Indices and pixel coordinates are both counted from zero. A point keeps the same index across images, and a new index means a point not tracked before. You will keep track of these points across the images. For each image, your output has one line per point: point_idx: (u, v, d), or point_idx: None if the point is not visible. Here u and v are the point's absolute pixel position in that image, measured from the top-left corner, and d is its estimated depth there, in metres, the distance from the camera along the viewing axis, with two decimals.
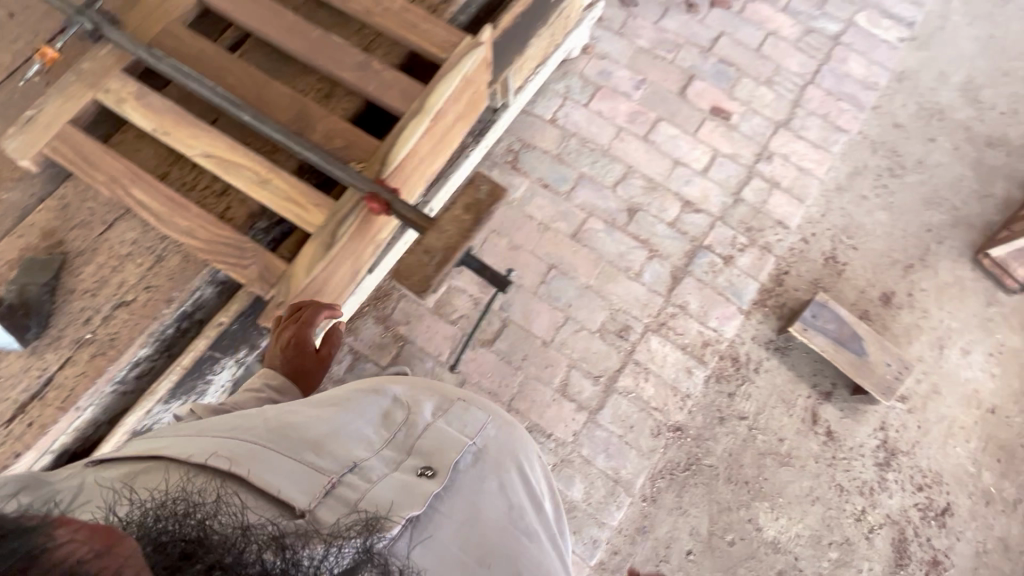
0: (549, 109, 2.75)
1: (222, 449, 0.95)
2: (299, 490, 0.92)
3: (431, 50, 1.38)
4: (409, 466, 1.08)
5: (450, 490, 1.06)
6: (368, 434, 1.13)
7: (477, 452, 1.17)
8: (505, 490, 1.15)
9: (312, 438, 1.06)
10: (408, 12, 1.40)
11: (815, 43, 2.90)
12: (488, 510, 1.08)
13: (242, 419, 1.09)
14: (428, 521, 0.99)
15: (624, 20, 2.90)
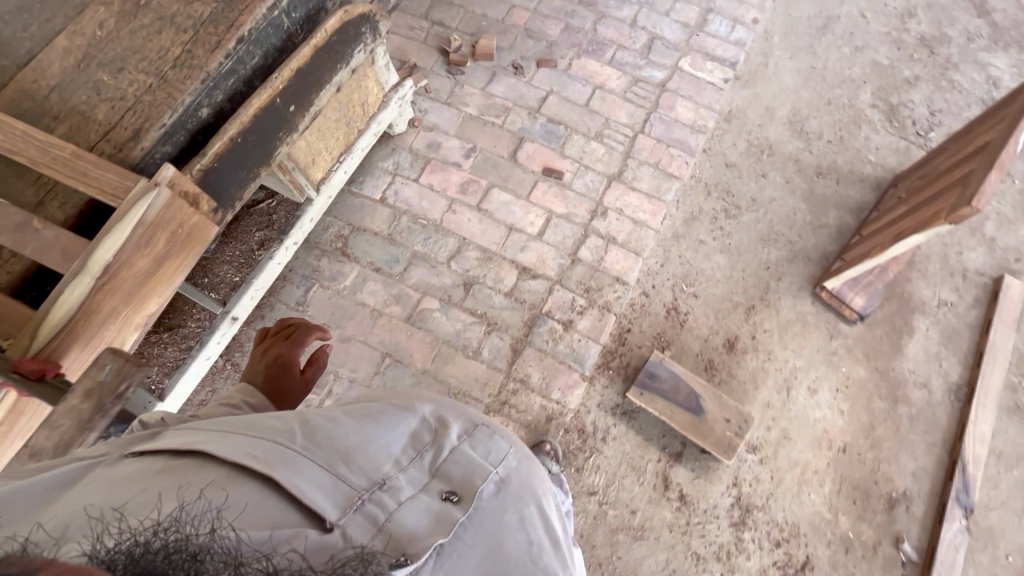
0: (378, 188, 2.67)
1: (246, 451, 0.91)
2: (324, 506, 0.87)
3: (104, 197, 1.28)
4: (434, 490, 1.01)
5: (474, 521, 0.98)
6: (391, 445, 1.06)
7: (506, 482, 1.08)
8: (532, 523, 1.05)
9: (336, 447, 1.00)
10: (79, 159, 1.30)
11: (642, 92, 2.92)
12: (513, 546, 0.98)
13: (264, 420, 1.04)
14: (454, 554, 0.91)
15: (451, 89, 2.89)
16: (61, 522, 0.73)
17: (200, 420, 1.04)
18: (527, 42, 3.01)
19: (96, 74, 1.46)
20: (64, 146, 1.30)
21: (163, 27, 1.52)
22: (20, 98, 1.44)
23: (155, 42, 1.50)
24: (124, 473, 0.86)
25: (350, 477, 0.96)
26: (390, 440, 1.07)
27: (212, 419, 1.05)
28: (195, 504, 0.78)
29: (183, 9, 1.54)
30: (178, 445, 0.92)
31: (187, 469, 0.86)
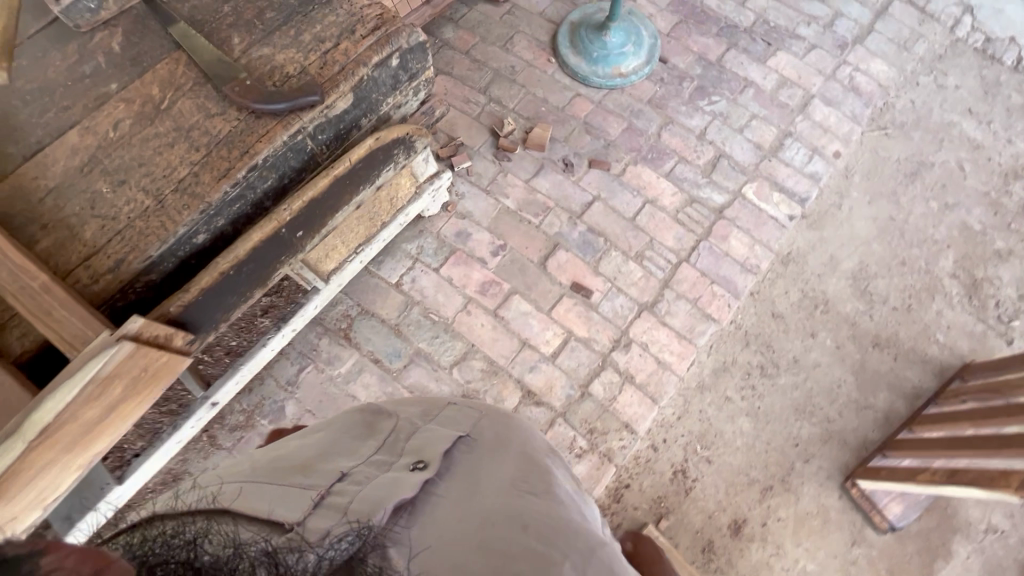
0: (396, 271, 2.55)
1: (208, 491, 1.01)
2: (285, 501, 0.95)
3: (62, 345, 1.18)
4: (402, 465, 1.08)
5: (445, 482, 1.04)
6: (360, 451, 1.20)
7: (473, 442, 1.19)
8: (507, 462, 1.15)
9: (300, 471, 1.11)
10: (47, 294, 1.20)
11: (696, 215, 2.69)
12: (489, 484, 1.06)
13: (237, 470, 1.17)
14: (430, 506, 0.97)
15: (494, 176, 2.73)
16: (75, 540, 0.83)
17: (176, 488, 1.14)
18: (584, 137, 2.82)
19: (96, 184, 1.37)
20: (36, 275, 1.20)
21: (176, 139, 1.41)
22: (16, 197, 1.36)
23: (163, 156, 1.39)
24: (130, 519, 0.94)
25: (318, 482, 1.05)
26: (353, 452, 1.20)
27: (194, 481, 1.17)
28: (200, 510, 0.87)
29: (201, 122, 1.42)
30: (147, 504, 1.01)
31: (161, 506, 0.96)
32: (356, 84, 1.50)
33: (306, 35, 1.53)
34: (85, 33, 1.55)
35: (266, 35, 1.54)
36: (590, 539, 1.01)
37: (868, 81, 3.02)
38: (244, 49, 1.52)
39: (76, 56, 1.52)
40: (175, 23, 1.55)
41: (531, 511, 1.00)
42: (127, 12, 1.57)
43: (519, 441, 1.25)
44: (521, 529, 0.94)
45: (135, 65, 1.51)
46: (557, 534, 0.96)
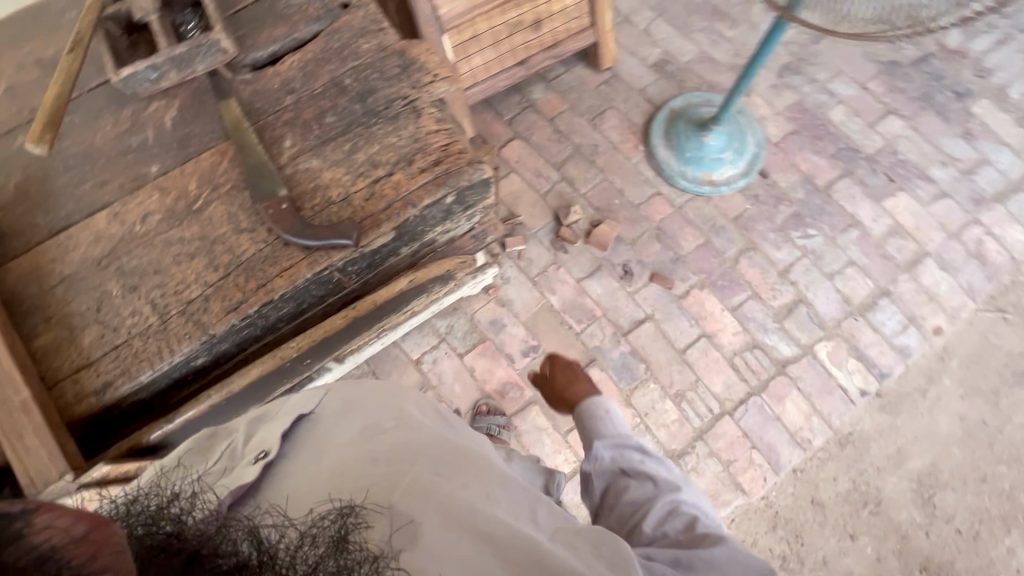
0: (419, 346, 2.42)
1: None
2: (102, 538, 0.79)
3: (24, 478, 1.11)
4: (244, 459, 0.96)
5: (297, 455, 0.99)
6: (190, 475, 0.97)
7: (319, 407, 1.09)
8: (369, 414, 1.08)
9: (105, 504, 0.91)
10: (22, 416, 1.12)
11: (754, 363, 2.41)
12: (339, 438, 1.01)
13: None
14: (275, 483, 0.93)
15: (545, 265, 2.54)
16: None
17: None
18: (652, 244, 2.57)
19: (107, 284, 1.29)
20: (19, 392, 1.13)
21: (198, 251, 1.30)
22: (30, 278, 1.30)
23: (180, 269, 1.29)
24: None
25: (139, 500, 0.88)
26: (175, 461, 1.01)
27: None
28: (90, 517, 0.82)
29: (227, 238, 1.31)
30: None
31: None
32: (399, 225, 1.34)
33: (361, 155, 1.38)
34: (143, 100, 1.46)
35: (319, 144, 1.40)
36: (455, 445, 1.07)
37: (1000, 249, 2.59)
38: (293, 156, 1.39)
39: (128, 124, 1.44)
40: (230, 107, 1.42)
41: (395, 444, 1.01)
42: (190, 85, 1.47)
43: (377, 393, 1.15)
44: (381, 468, 0.95)
45: (180, 149, 1.41)
46: (414, 452, 1.00)
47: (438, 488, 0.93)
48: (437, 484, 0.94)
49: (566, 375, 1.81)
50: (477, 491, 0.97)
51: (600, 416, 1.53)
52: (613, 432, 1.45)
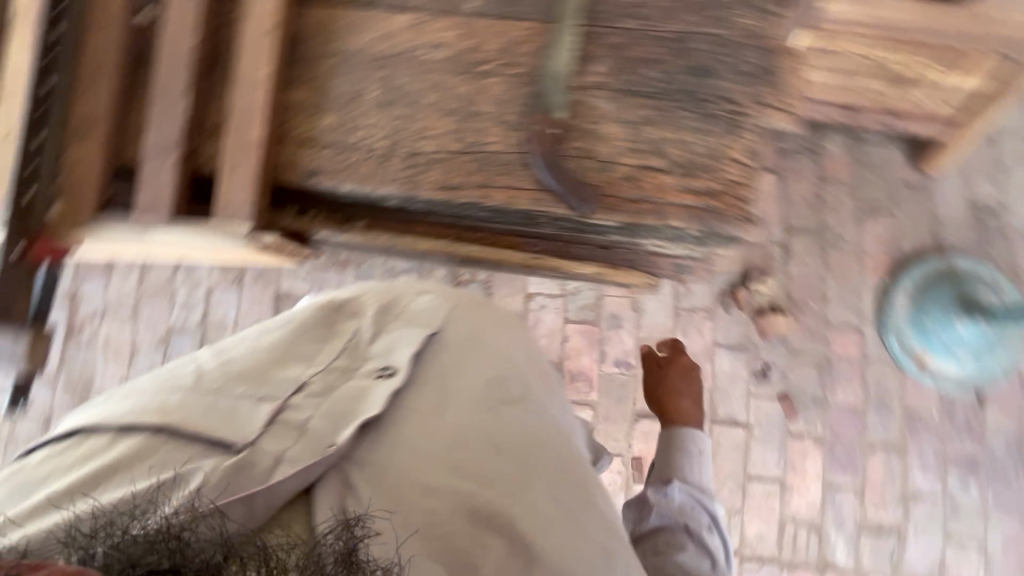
0: (540, 284, 2.38)
1: (139, 408, 0.85)
2: (241, 431, 0.82)
3: (219, 201, 1.21)
4: (369, 370, 0.96)
5: (416, 399, 0.95)
6: (314, 354, 1.00)
7: (446, 320, 1.11)
8: (489, 369, 1.06)
9: (232, 372, 0.92)
10: (250, 151, 1.21)
11: (801, 540, 2.22)
12: (463, 392, 0.99)
13: (171, 367, 0.96)
14: (391, 423, 0.90)
15: (698, 307, 2.34)
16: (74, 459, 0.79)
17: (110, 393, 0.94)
18: (807, 369, 2.30)
19: (368, 84, 1.29)
20: (258, 129, 1.21)
21: (454, 112, 1.26)
22: (317, 32, 1.31)
23: (430, 118, 1.26)
24: (104, 412, 0.86)
25: (264, 391, 0.89)
26: (299, 345, 1.01)
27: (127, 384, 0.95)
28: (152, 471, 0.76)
29: (484, 120, 1.26)
30: (67, 428, 0.85)
31: (80, 454, 0.80)
32: (633, 221, 1.23)
33: (650, 132, 1.23)
34: None
35: (621, 91, 1.25)
36: (565, 447, 1.04)
37: None
38: (591, 84, 1.26)
39: None
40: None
41: (517, 433, 0.97)
42: None
43: (495, 313, 1.23)
44: (504, 460, 0.92)
45: (501, 1, 1.31)
46: (530, 449, 0.96)
47: (544, 502, 0.89)
48: (546, 499, 0.90)
49: (676, 383, 1.82)
50: (577, 510, 0.93)
51: (691, 453, 1.55)
52: (694, 481, 1.49)
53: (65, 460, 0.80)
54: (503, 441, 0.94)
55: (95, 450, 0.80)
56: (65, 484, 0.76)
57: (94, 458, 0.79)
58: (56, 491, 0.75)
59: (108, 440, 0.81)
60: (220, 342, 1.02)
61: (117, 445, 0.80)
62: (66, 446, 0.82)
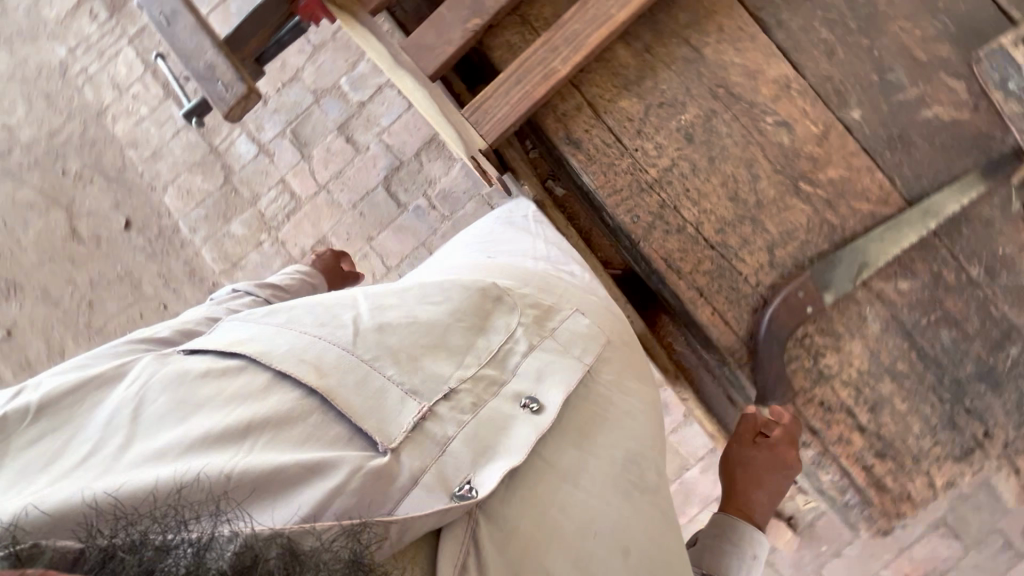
0: None
1: (300, 357, 0.82)
2: (390, 429, 0.81)
3: (478, 101, 1.08)
4: (514, 398, 0.94)
5: (551, 464, 0.92)
6: (464, 346, 0.96)
7: (593, 361, 1.06)
8: (615, 440, 1.01)
9: (390, 343, 0.89)
10: (541, 80, 1.06)
11: None
12: (600, 467, 0.96)
13: (330, 305, 0.94)
14: (533, 491, 0.87)
15: None
16: (224, 388, 0.77)
17: (270, 308, 0.93)
18: None
19: (690, 105, 1.09)
20: (565, 67, 1.06)
21: (739, 206, 1.08)
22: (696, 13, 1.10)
23: (712, 189, 1.09)
24: (270, 341, 0.84)
25: (411, 383, 0.86)
26: (456, 330, 0.97)
27: (286, 305, 0.94)
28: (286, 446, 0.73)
29: (757, 236, 1.08)
30: (230, 346, 0.83)
31: (239, 389, 0.77)
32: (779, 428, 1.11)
33: (884, 387, 1.05)
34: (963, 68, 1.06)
35: (899, 328, 1.05)
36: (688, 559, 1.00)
37: None
38: (879, 295, 1.06)
39: (922, 59, 1.07)
40: (949, 206, 1.03)
41: (646, 533, 0.94)
42: (992, 127, 1.05)
43: (629, 345, 1.18)
44: (626, 566, 0.89)
45: (884, 141, 1.07)
46: (654, 555, 0.94)
47: None
48: None
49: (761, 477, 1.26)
50: None
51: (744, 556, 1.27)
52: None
53: (217, 387, 0.77)
54: (629, 543, 0.91)
55: (251, 391, 0.77)
56: (225, 424, 0.73)
57: (251, 401, 0.76)
58: (192, 431, 0.72)
59: (259, 388, 0.78)
60: (377, 291, 1.00)
61: (273, 396, 0.77)
62: (225, 371, 0.79)
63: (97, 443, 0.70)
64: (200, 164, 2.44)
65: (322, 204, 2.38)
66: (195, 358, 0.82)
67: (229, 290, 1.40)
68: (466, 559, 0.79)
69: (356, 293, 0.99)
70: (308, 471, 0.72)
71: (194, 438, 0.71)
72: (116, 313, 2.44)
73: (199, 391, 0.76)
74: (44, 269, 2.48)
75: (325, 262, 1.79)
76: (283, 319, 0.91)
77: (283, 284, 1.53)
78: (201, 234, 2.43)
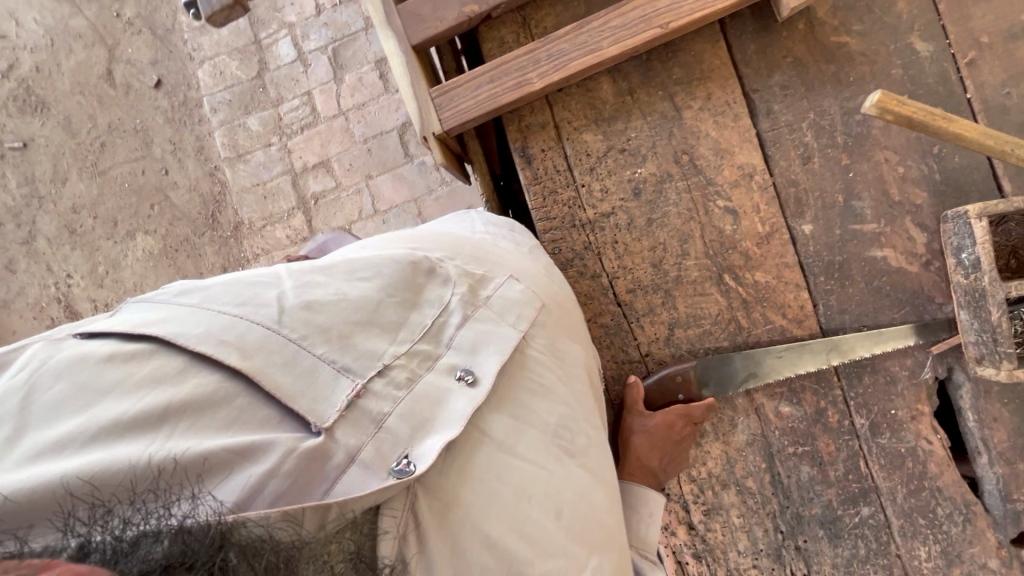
0: None
1: (220, 333, 0.64)
2: (322, 409, 0.64)
3: (448, 86, 1.08)
4: (444, 373, 0.74)
5: (479, 436, 0.73)
6: (405, 322, 0.76)
7: (528, 329, 0.86)
8: (553, 402, 0.82)
9: (320, 321, 0.70)
10: (516, 89, 1.06)
11: None
12: (559, 437, 0.80)
13: (246, 282, 0.73)
14: (466, 466, 0.70)
15: None
16: (132, 372, 0.59)
17: (179, 286, 0.72)
18: None
19: (650, 161, 1.08)
20: (544, 85, 1.05)
21: (659, 274, 1.07)
22: (692, 74, 1.07)
23: (640, 250, 1.08)
24: (185, 315, 0.66)
25: (342, 360, 0.68)
26: (389, 307, 0.77)
27: (199, 284, 0.73)
28: (208, 432, 0.58)
29: (663, 309, 1.07)
30: (136, 326, 0.63)
31: (153, 372, 0.60)
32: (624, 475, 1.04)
33: (727, 497, 1.05)
34: (932, 222, 1.02)
35: (764, 447, 1.05)
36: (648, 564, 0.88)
37: None
38: (758, 409, 1.05)
39: (894, 198, 1.03)
40: (859, 349, 1.01)
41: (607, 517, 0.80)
42: (936, 290, 1.01)
43: (568, 310, 0.96)
44: (565, 530, 0.73)
45: (827, 264, 1.04)
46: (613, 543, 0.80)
47: None
48: None
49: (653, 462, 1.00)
50: None
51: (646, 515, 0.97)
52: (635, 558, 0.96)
53: (125, 368, 0.59)
54: (567, 502, 0.75)
55: (167, 376, 0.60)
56: (137, 411, 0.56)
57: (167, 387, 0.59)
58: (92, 423, 0.55)
59: (177, 371, 0.60)
60: (303, 266, 0.79)
61: (191, 378, 0.60)
62: (134, 356, 0.61)
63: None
64: (240, 51, 2.48)
65: (336, 128, 2.41)
66: (96, 341, 0.62)
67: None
68: (407, 535, 0.65)
69: (280, 267, 0.78)
70: (237, 458, 0.57)
71: (102, 430, 0.55)
72: (122, 162, 2.56)
73: (104, 372, 0.59)
74: (72, 99, 2.60)
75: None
76: (194, 290, 0.71)
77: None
78: (219, 117, 2.49)
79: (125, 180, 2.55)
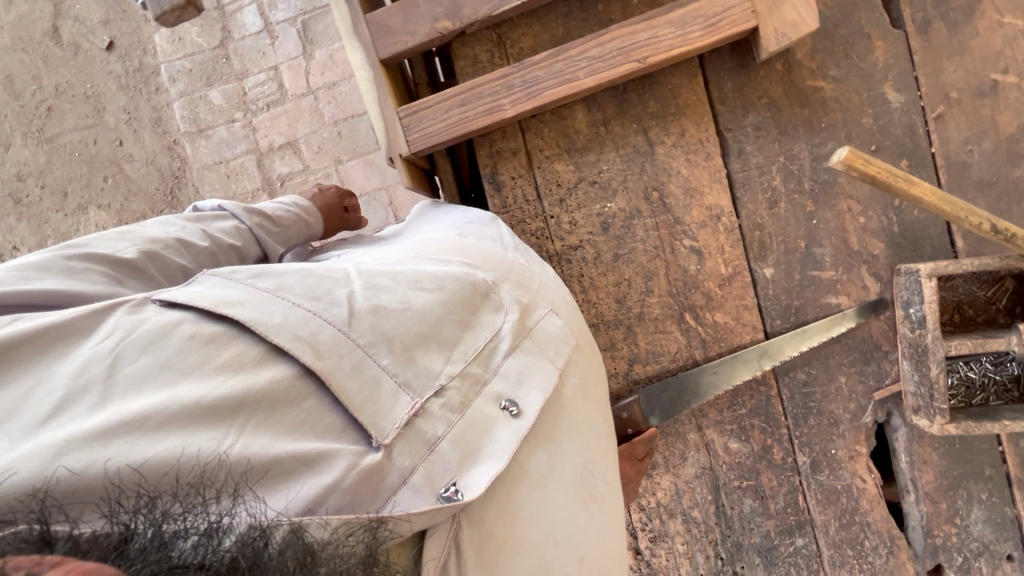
0: None
1: (293, 329, 0.58)
2: (382, 422, 0.58)
3: (417, 106, 1.03)
4: (493, 400, 0.67)
5: (520, 472, 0.66)
6: (460, 336, 0.70)
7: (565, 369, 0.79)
8: (586, 434, 0.77)
9: (386, 329, 0.64)
10: (489, 114, 1.02)
11: None
12: (587, 472, 0.75)
13: (319, 276, 0.67)
14: (507, 502, 0.64)
15: None
16: (213, 353, 0.54)
17: (257, 266, 0.66)
18: None
19: (620, 197, 1.07)
20: (516, 112, 1.01)
21: (622, 308, 1.08)
22: (668, 108, 1.06)
23: (605, 284, 1.08)
24: (262, 298, 0.60)
25: (403, 373, 0.62)
26: (446, 322, 0.69)
27: (273, 267, 0.67)
28: (280, 432, 0.53)
29: (625, 344, 1.09)
30: (216, 302, 0.58)
31: (229, 360, 0.54)
32: None
33: (673, 526, 1.10)
34: (887, 274, 1.05)
35: (711, 480, 1.09)
36: None
37: None
38: (708, 444, 1.09)
39: (853, 248, 1.05)
40: (786, 350, 1.05)
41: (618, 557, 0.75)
42: (884, 339, 1.06)
43: (593, 351, 0.90)
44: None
45: (784, 307, 1.07)
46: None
47: None
48: None
49: None
50: None
51: None
52: None
53: (203, 347, 0.54)
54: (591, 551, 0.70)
55: (243, 364, 0.54)
56: (211, 400, 0.51)
57: (242, 375, 0.54)
58: (168, 403, 0.50)
59: (253, 360, 0.55)
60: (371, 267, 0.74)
61: (264, 372, 0.55)
62: (213, 338, 0.55)
63: (60, 403, 0.48)
64: (201, 16, 2.31)
65: (305, 107, 2.30)
66: (176, 311, 0.57)
67: (214, 206, 0.97)
68: (447, 569, 0.59)
69: (348, 267, 0.72)
70: (301, 467, 0.52)
71: (177, 411, 0.49)
72: (71, 128, 2.40)
73: (184, 349, 0.53)
74: (14, 56, 2.41)
75: (325, 200, 1.28)
76: (275, 270, 0.66)
77: (275, 215, 1.01)
78: (178, 87, 2.34)
79: (74, 149, 2.40)
